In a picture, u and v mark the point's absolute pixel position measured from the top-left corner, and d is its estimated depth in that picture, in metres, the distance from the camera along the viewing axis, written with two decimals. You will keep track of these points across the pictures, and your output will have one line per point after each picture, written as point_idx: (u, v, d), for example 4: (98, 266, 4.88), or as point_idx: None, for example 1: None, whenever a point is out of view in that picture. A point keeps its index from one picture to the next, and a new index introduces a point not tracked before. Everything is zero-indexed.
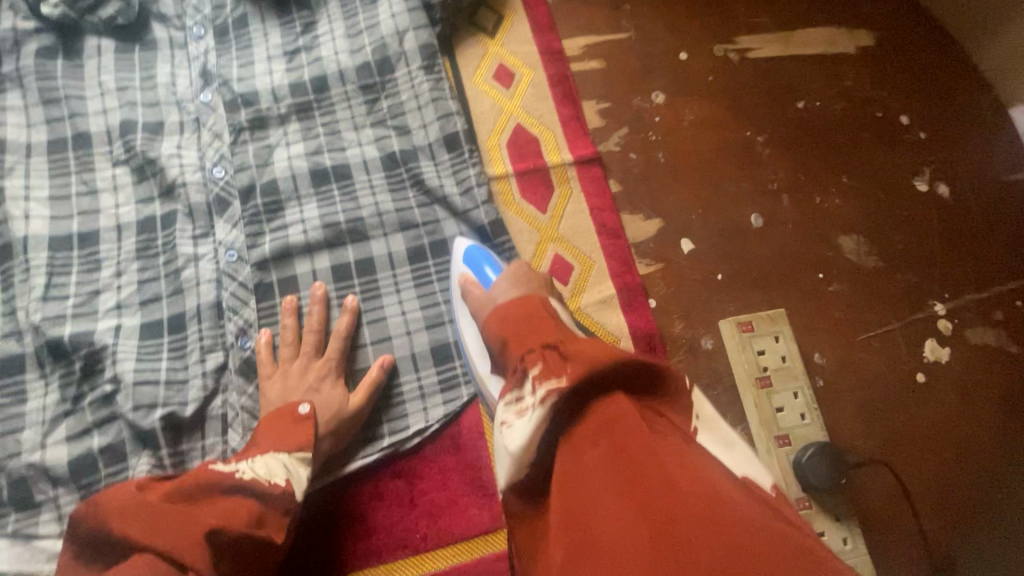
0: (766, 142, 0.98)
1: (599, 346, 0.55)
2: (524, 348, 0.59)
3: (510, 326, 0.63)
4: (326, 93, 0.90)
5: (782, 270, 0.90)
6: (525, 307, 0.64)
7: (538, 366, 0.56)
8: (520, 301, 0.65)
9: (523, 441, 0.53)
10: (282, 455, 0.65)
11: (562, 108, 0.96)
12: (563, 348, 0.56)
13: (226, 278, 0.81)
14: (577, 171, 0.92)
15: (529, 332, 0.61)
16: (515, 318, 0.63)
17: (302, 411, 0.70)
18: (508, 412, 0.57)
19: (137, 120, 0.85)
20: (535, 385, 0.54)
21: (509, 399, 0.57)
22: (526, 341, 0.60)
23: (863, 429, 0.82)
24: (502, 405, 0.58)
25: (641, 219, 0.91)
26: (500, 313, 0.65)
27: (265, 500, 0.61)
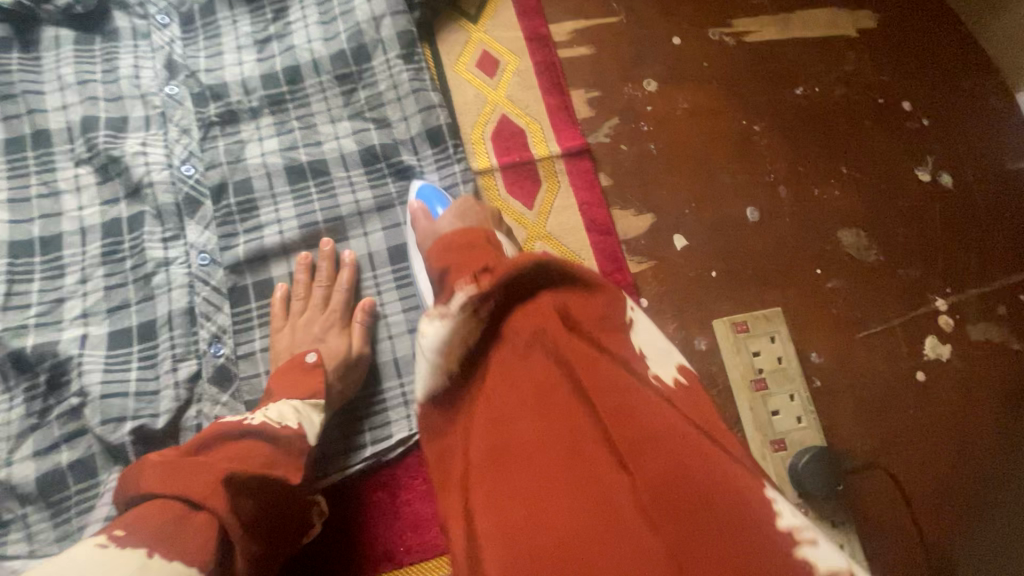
0: (762, 131, 0.94)
1: (522, 250, 0.50)
2: (457, 275, 0.53)
3: (452, 255, 0.55)
4: (300, 84, 0.85)
5: (778, 266, 0.87)
6: (470, 235, 0.57)
7: (467, 283, 0.51)
8: (464, 230, 0.59)
9: (436, 343, 0.50)
10: (293, 401, 0.64)
11: (550, 98, 0.91)
12: (489, 266, 0.51)
13: (198, 282, 0.77)
14: (566, 164, 0.88)
15: (463, 260, 0.54)
16: (455, 248, 0.56)
17: (310, 360, 0.70)
18: (426, 321, 0.52)
19: (100, 116, 0.80)
20: (457, 292, 0.50)
21: (427, 307, 0.52)
22: (461, 267, 0.53)
23: (861, 431, 0.79)
24: (421, 313, 0.52)
25: (633, 214, 0.87)
26: (438, 244, 0.58)
27: (279, 442, 0.59)
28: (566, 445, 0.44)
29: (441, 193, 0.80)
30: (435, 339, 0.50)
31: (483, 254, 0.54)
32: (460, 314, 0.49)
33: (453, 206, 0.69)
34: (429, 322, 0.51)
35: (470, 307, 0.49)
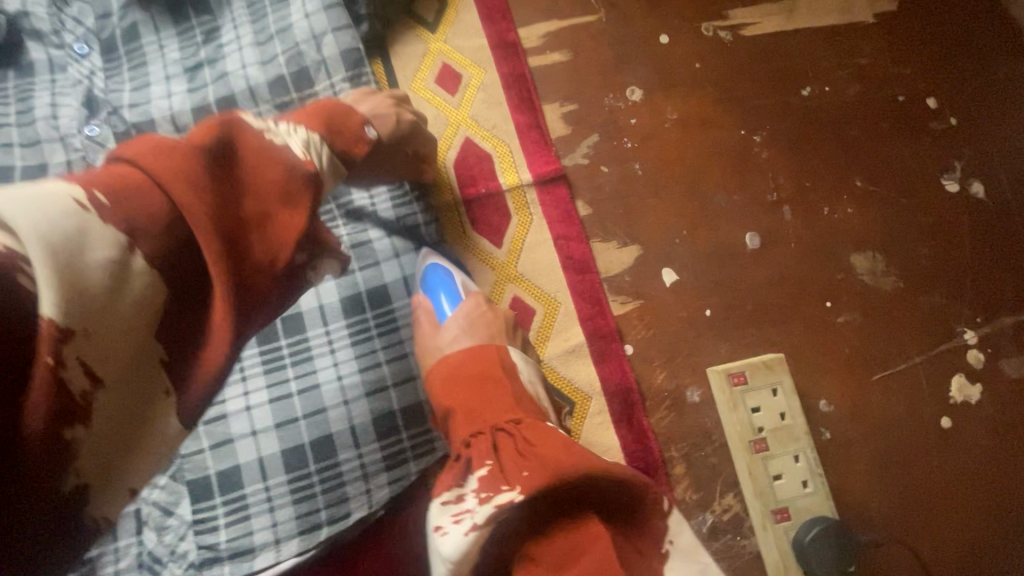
0: (764, 142, 0.83)
1: (567, 447, 0.45)
2: (473, 427, 0.50)
3: (460, 392, 0.53)
4: None
5: (782, 300, 0.77)
6: (480, 364, 0.55)
7: (488, 467, 0.45)
8: (473, 352, 0.56)
9: (455, 552, 0.43)
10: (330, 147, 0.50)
11: (519, 116, 0.81)
12: (520, 435, 0.47)
13: None
14: (538, 192, 0.78)
15: (481, 410, 0.50)
16: (466, 384, 0.53)
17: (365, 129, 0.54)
18: (446, 514, 0.46)
19: (15, 165, 0.72)
20: (481, 495, 0.44)
21: (447, 497, 0.47)
22: (477, 418, 0.50)
23: (875, 488, 0.71)
24: (438, 505, 0.47)
25: (615, 246, 0.78)
26: (450, 375, 0.55)
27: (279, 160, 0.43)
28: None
29: (450, 279, 0.67)
30: (455, 549, 0.43)
31: (504, 401, 0.51)
32: (483, 528, 0.43)
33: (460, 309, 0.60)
34: (452, 523, 0.45)
35: (495, 521, 0.42)
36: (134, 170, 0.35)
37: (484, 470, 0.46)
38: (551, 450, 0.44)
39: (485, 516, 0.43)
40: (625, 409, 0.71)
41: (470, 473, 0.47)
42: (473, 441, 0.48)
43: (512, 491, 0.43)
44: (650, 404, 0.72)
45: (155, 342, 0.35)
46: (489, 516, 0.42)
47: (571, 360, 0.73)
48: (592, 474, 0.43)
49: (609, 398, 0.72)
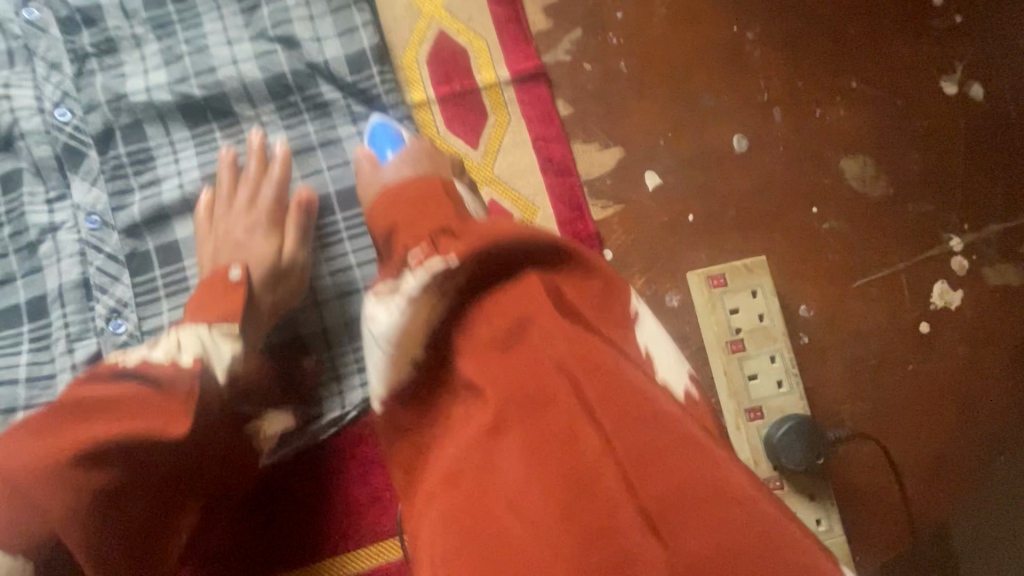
0: (757, 40, 0.78)
1: (497, 220, 0.43)
2: (411, 235, 0.47)
3: (401, 210, 0.50)
4: (188, 1, 0.70)
5: (767, 206, 0.75)
6: (420, 188, 0.52)
7: (421, 248, 0.43)
8: (415, 180, 0.53)
9: (393, 331, 0.41)
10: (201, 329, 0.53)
11: (497, 7, 0.75)
12: (454, 230, 0.44)
13: (90, 250, 0.66)
14: (517, 91, 0.74)
15: (414, 217, 0.49)
16: (404, 201, 0.51)
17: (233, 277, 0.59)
18: (378, 302, 0.43)
19: None
20: (411, 266, 0.42)
21: (379, 287, 0.43)
22: (415, 226, 0.47)
23: (849, 391, 0.71)
24: (370, 294, 0.43)
25: (597, 149, 0.74)
26: (389, 196, 0.53)
27: (162, 383, 0.47)
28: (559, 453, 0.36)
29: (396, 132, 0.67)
30: (392, 327, 0.41)
31: (440, 211, 0.48)
32: (420, 299, 0.41)
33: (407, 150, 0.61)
34: (386, 306, 0.42)
35: (427, 285, 0.41)
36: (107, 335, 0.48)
37: (419, 251, 0.43)
38: (486, 226, 0.42)
39: (420, 283, 0.41)
40: None
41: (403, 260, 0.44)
42: (408, 243, 0.45)
43: (445, 256, 0.41)
44: None
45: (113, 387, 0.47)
46: (419, 282, 0.41)
47: None
48: (522, 239, 0.41)
49: None
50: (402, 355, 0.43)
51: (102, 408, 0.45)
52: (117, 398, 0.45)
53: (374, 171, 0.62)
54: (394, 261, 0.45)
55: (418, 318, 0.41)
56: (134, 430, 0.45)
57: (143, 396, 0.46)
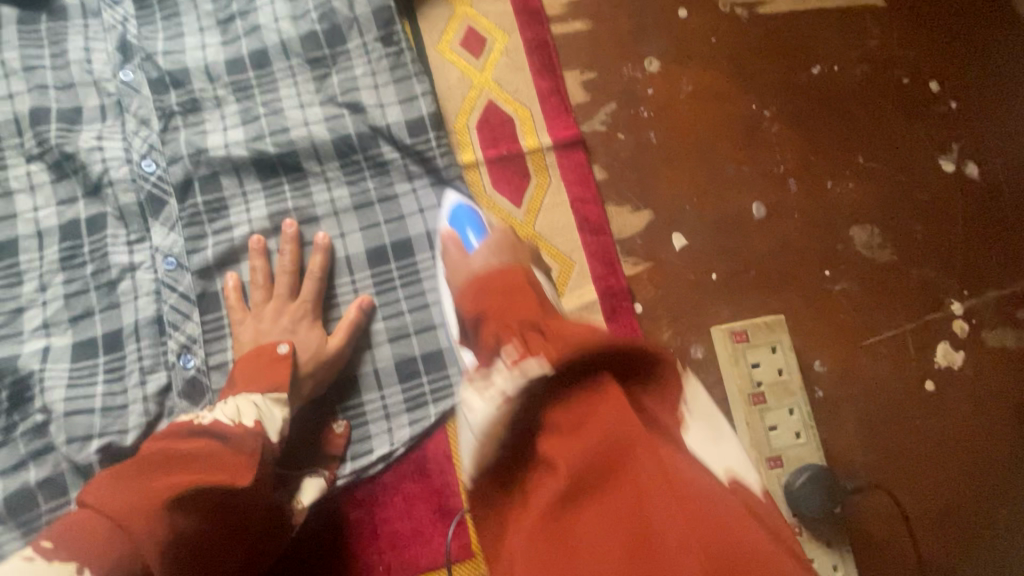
0: (773, 117, 0.87)
1: (583, 325, 0.49)
2: (502, 326, 0.53)
3: (491, 299, 0.57)
4: (267, 68, 0.78)
5: (783, 267, 0.81)
6: (508, 278, 0.59)
7: (518, 345, 0.50)
8: (500, 270, 0.60)
9: (483, 422, 0.47)
10: (255, 397, 0.61)
11: (541, 81, 0.84)
12: (544, 330, 0.50)
13: (165, 289, 0.71)
14: (557, 156, 0.82)
15: (509, 307, 0.55)
16: (490, 292, 0.58)
17: (279, 351, 0.66)
18: (472, 392, 0.50)
19: (51, 106, 0.74)
20: (508, 364, 0.48)
21: (476, 378, 0.50)
22: (506, 315, 0.54)
23: (861, 444, 0.76)
24: (467, 385, 0.51)
25: (629, 210, 0.81)
26: (476, 285, 0.60)
27: (231, 440, 0.55)
28: (620, 498, 0.40)
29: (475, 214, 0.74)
30: (481, 419, 0.47)
31: (531, 305, 0.55)
32: (513, 397, 0.46)
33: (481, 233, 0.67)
34: (478, 398, 0.48)
35: (523, 389, 0.46)
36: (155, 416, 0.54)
37: (513, 346, 0.50)
38: (573, 330, 0.48)
39: (515, 384, 0.46)
40: None
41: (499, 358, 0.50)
42: (502, 334, 0.52)
43: (541, 363, 0.46)
44: None
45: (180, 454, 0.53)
46: (518, 385, 0.46)
47: (584, 317, 0.77)
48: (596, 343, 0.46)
49: None
50: (488, 443, 0.48)
51: (185, 460, 0.53)
52: (195, 450, 0.53)
53: (459, 257, 0.67)
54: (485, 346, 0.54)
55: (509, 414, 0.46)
56: (206, 482, 0.50)
57: (216, 450, 0.54)
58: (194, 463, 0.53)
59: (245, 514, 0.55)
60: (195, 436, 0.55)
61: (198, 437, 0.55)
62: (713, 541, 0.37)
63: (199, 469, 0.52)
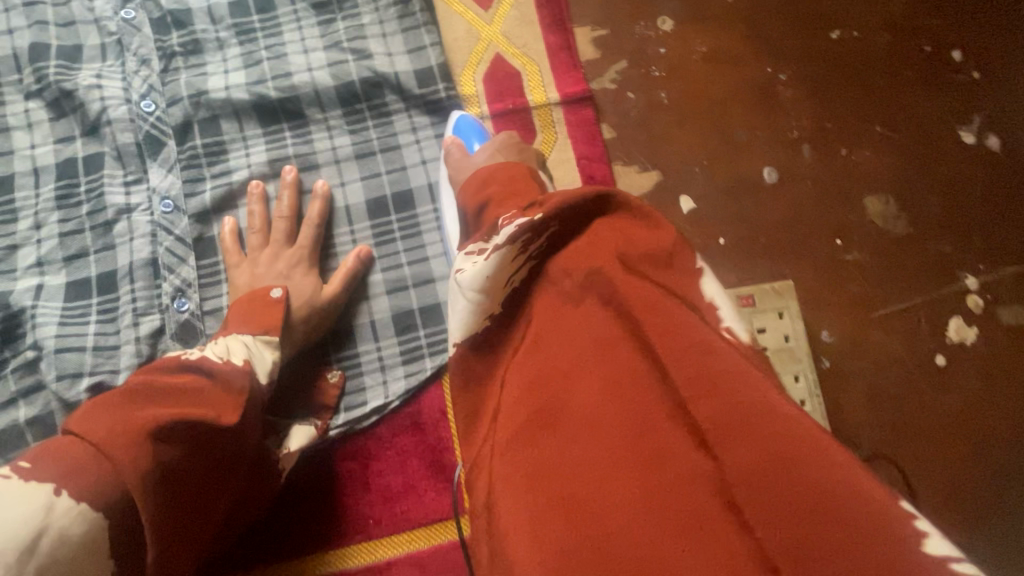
0: (788, 81, 0.84)
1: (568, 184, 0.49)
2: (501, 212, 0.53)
3: (492, 187, 0.56)
4: (271, 12, 0.76)
5: (793, 234, 0.79)
6: (509, 170, 0.58)
7: (513, 212, 0.49)
8: (505, 163, 0.59)
9: (479, 280, 0.47)
10: (245, 337, 0.59)
11: (551, 36, 0.81)
12: (537, 200, 0.50)
13: (161, 232, 0.70)
14: (565, 112, 0.79)
15: (506, 192, 0.55)
16: (494, 180, 0.57)
17: (274, 294, 0.64)
18: (467, 261, 0.49)
19: (50, 43, 0.72)
20: (500, 225, 0.49)
21: (471, 248, 0.50)
22: (506, 201, 0.53)
23: (868, 416, 0.74)
24: (462, 255, 0.50)
25: (637, 171, 0.79)
26: (478, 176, 0.59)
27: (218, 377, 0.52)
28: (634, 439, 0.39)
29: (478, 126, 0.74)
30: (474, 278, 0.47)
31: (528, 191, 0.54)
32: (504, 248, 0.47)
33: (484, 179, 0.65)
34: (471, 264, 0.48)
35: (514, 239, 0.47)
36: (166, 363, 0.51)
37: (508, 216, 0.49)
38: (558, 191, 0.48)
39: (506, 236, 0.47)
40: None
41: (492, 227, 0.50)
42: (500, 214, 0.52)
43: (531, 215, 0.47)
44: None
45: (169, 391, 0.49)
46: (509, 237, 0.47)
47: None
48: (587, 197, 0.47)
49: None
50: (483, 304, 0.48)
51: (169, 393, 0.49)
52: (181, 385, 0.50)
53: (463, 159, 0.68)
54: (485, 224, 0.52)
55: (504, 267, 0.47)
56: (193, 416, 0.48)
57: (203, 386, 0.51)
58: (183, 398, 0.49)
59: (231, 456, 0.54)
60: (183, 370, 0.52)
61: (184, 372, 0.51)
62: (746, 469, 0.36)
63: (188, 403, 0.49)
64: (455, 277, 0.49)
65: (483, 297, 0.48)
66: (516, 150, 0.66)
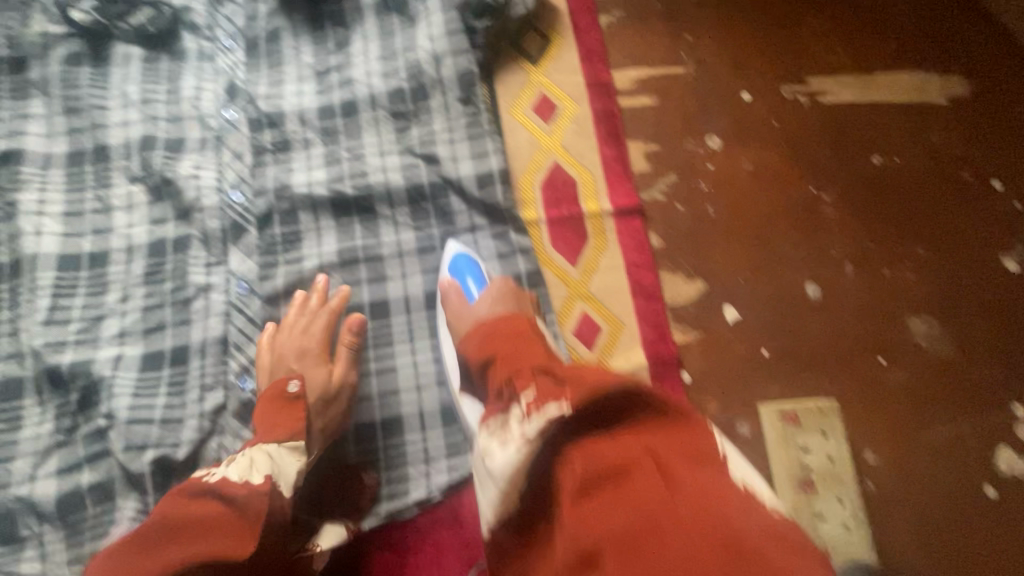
0: (830, 201, 0.88)
1: (596, 371, 0.52)
2: (512, 370, 0.57)
3: (499, 345, 0.61)
4: (354, 117, 0.84)
5: (835, 350, 0.80)
6: (514, 326, 0.63)
7: (530, 391, 0.53)
8: (505, 318, 0.64)
9: (504, 471, 0.51)
10: (269, 446, 0.61)
11: (605, 149, 0.88)
12: (556, 374, 0.53)
13: (235, 311, 0.76)
14: (616, 221, 0.84)
15: (512, 354, 0.59)
16: (501, 337, 0.61)
17: (292, 389, 0.66)
18: (492, 441, 0.54)
19: (159, 136, 0.81)
20: (525, 411, 0.51)
21: (492, 426, 0.55)
22: (512, 362, 0.58)
23: (915, 547, 0.73)
24: (484, 435, 0.55)
25: (683, 279, 0.83)
26: (482, 333, 0.63)
27: (233, 502, 0.54)
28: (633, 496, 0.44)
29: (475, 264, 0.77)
30: (504, 466, 0.51)
31: (536, 353, 0.58)
32: (534, 441, 0.49)
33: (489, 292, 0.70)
34: (497, 447, 0.52)
35: (542, 434, 0.49)
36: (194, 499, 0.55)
37: (528, 392, 0.53)
38: (588, 375, 0.51)
39: (534, 429, 0.49)
40: None
41: (515, 403, 0.53)
42: (515, 380, 0.55)
43: (559, 407, 0.49)
44: None
45: (191, 526, 0.52)
46: (535, 430, 0.50)
47: None
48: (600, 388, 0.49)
49: None
50: (508, 493, 0.52)
51: (190, 525, 0.52)
52: (199, 517, 0.52)
53: (460, 304, 0.71)
54: (496, 394, 0.57)
55: (528, 455, 0.50)
56: (205, 552, 0.49)
57: (219, 513, 0.53)
58: (196, 530, 0.52)
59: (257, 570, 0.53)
60: (203, 495, 0.55)
61: (206, 498, 0.55)
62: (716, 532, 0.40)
63: (202, 536, 0.51)
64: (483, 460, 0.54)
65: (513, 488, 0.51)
66: (515, 298, 0.69)
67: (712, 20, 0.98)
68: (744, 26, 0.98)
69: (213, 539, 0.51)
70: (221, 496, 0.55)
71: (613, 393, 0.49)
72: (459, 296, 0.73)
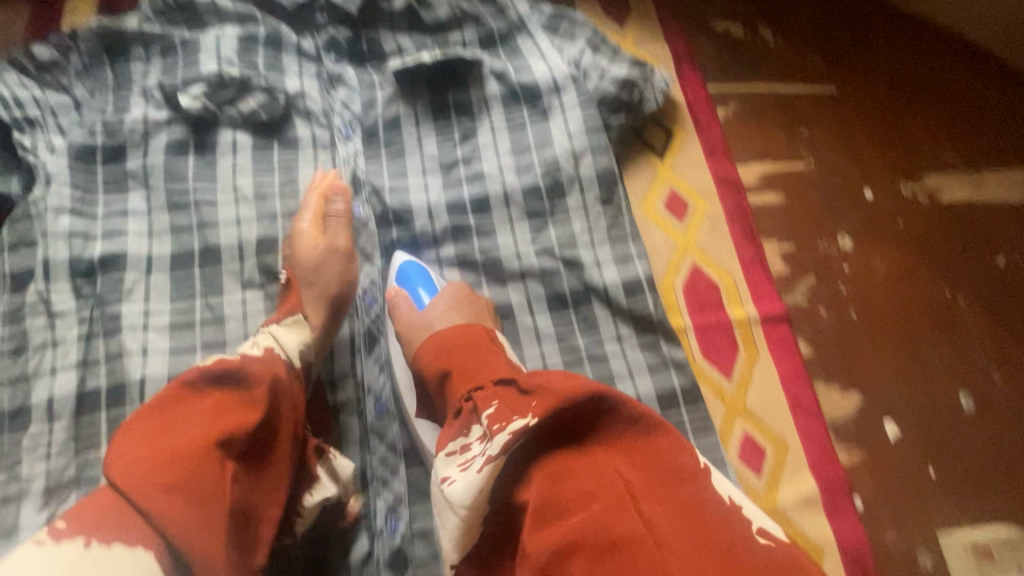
0: (967, 303, 0.86)
1: (563, 378, 0.51)
2: (471, 384, 0.56)
3: (454, 358, 0.59)
4: (486, 214, 0.79)
5: (1001, 468, 0.77)
6: (470, 337, 0.61)
7: (493, 406, 0.51)
8: (463, 328, 0.62)
9: (467, 496, 0.46)
10: (268, 328, 0.60)
11: (744, 249, 0.84)
12: (521, 384, 0.53)
13: (373, 438, 0.67)
14: (764, 328, 0.79)
15: (473, 368, 0.57)
16: (455, 350, 0.59)
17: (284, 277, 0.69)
18: (452, 465, 0.50)
19: (279, 236, 0.73)
20: (489, 430, 0.49)
21: (451, 450, 0.52)
22: (472, 375, 0.56)
23: None
24: (444, 458, 0.51)
25: (838, 391, 0.78)
26: (439, 343, 0.61)
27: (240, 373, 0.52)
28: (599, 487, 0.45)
29: (425, 271, 0.73)
30: (464, 494, 0.47)
31: (499, 368, 0.56)
32: (498, 459, 0.47)
33: (444, 294, 0.68)
34: (458, 472, 0.49)
35: (507, 451, 0.47)
36: (182, 397, 0.50)
37: (490, 410, 0.51)
38: (552, 382, 0.50)
39: (499, 446, 0.47)
40: (861, 571, 0.69)
41: (477, 423, 0.52)
42: (477, 393, 0.54)
43: (524, 418, 0.48)
44: (883, 567, 0.71)
45: (200, 411, 0.48)
46: (500, 445, 0.47)
47: (803, 509, 0.71)
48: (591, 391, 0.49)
49: (844, 556, 0.70)
50: (471, 522, 0.47)
51: (199, 412, 0.48)
52: (208, 403, 0.49)
53: (411, 313, 0.67)
54: (455, 414, 0.55)
55: (490, 477, 0.47)
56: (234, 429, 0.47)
57: (228, 395, 0.51)
58: (197, 418, 0.48)
59: (267, 442, 0.51)
60: (197, 389, 0.50)
61: (208, 383, 0.51)
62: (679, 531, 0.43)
63: (215, 419, 0.48)
64: (443, 491, 0.49)
65: (474, 515, 0.47)
66: (472, 305, 0.68)
67: (825, 114, 0.97)
68: (855, 120, 0.98)
69: (229, 417, 0.48)
70: (225, 380, 0.51)
71: (579, 400, 0.48)
72: (409, 305, 0.69)
